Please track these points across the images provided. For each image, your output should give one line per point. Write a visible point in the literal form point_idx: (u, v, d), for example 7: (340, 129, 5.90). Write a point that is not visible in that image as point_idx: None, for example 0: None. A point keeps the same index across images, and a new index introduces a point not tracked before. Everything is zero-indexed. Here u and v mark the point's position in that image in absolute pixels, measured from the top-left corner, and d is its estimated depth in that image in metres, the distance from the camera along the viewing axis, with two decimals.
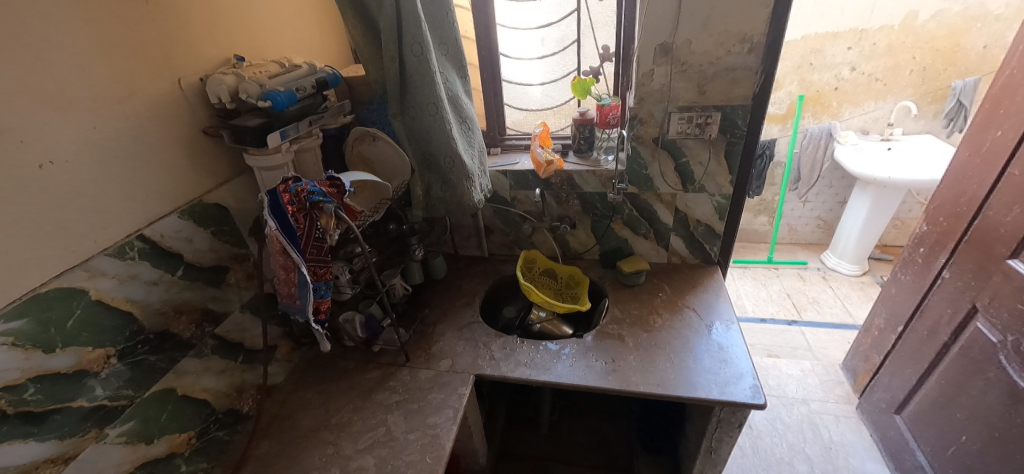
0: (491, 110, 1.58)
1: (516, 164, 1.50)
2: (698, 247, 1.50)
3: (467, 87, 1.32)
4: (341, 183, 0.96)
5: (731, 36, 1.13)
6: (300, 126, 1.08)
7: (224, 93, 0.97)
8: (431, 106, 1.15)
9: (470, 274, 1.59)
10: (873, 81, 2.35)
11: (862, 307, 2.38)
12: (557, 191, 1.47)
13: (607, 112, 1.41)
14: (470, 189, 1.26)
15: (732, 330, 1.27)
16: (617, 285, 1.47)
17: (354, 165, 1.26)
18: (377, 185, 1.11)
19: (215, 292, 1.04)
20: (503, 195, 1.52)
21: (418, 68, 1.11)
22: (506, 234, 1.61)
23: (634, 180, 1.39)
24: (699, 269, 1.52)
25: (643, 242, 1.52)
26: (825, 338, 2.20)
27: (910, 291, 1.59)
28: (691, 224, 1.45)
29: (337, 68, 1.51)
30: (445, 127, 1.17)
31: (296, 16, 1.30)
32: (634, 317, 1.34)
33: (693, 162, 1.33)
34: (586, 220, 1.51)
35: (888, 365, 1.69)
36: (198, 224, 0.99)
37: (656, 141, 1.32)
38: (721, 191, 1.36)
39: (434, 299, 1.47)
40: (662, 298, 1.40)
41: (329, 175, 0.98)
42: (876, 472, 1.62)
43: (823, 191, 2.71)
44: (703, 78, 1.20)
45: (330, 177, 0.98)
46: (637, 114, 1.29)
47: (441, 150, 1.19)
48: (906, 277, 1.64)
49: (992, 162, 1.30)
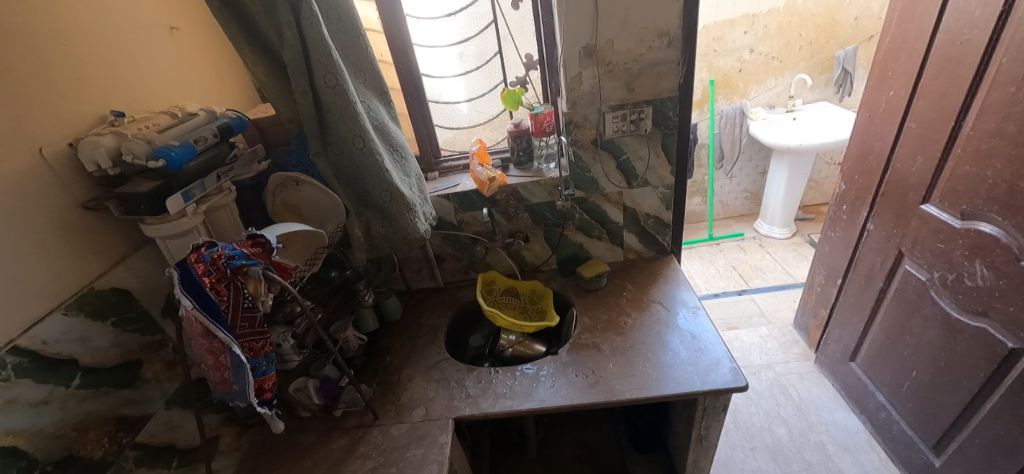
0: (421, 133, 1.50)
1: (457, 185, 1.44)
2: (651, 240, 1.51)
3: (393, 113, 1.24)
4: (266, 240, 0.84)
5: (650, 32, 1.15)
6: (207, 183, 0.94)
7: (103, 158, 0.82)
8: (357, 139, 1.06)
9: (428, 308, 1.49)
10: (770, 59, 2.56)
11: (799, 266, 2.55)
12: (505, 206, 1.42)
13: (542, 121, 1.37)
14: (415, 220, 1.17)
15: (700, 317, 1.28)
16: (581, 292, 1.44)
17: (281, 214, 1.14)
18: (308, 236, 0.99)
19: (129, 393, 0.87)
20: (450, 220, 1.45)
21: (337, 100, 1.02)
22: (458, 259, 1.53)
23: (581, 185, 1.38)
24: (656, 261, 1.53)
25: (598, 244, 1.50)
26: (774, 301, 2.33)
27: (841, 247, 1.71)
28: (641, 219, 1.46)
29: (241, 110, 1.36)
30: (376, 160, 1.08)
31: (183, 61, 1.15)
32: (605, 322, 1.31)
33: (634, 158, 1.34)
34: (539, 231, 1.48)
35: (836, 317, 1.80)
36: (92, 318, 0.82)
37: (595, 142, 1.31)
38: (664, 182, 1.38)
39: (395, 344, 1.36)
40: (628, 297, 1.39)
41: (250, 233, 0.85)
42: (846, 420, 1.71)
43: (746, 165, 2.90)
44: (630, 75, 1.21)
45: (249, 235, 0.84)
46: (572, 118, 1.27)
47: (376, 185, 1.10)
48: (834, 234, 1.77)
49: (889, 120, 1.43)
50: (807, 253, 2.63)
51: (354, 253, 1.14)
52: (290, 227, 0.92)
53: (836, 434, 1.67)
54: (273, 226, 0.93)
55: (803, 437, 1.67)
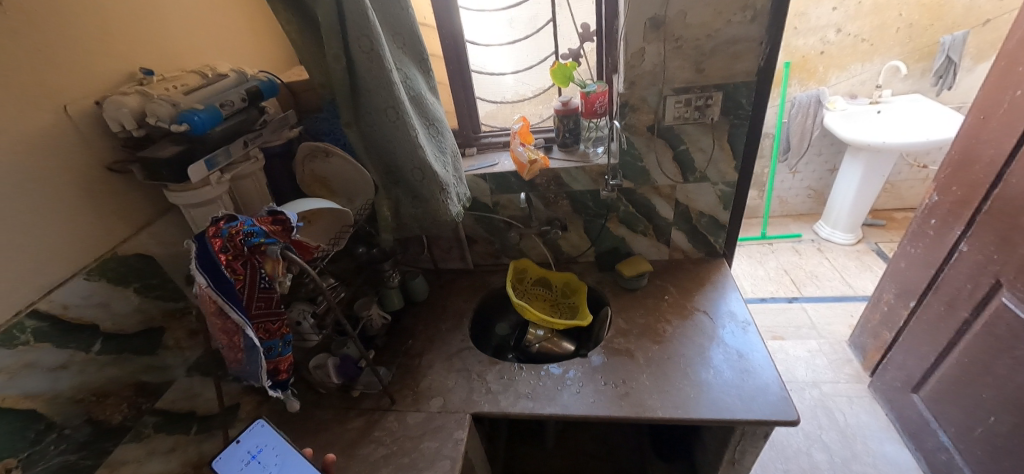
0: (462, 105, 1.39)
1: (495, 165, 1.34)
2: (702, 240, 1.37)
3: (432, 84, 1.15)
4: (286, 218, 0.78)
5: (731, 4, 0.98)
6: (233, 150, 0.89)
7: (126, 119, 0.77)
8: (390, 111, 0.97)
9: (455, 291, 1.43)
10: (859, 42, 2.24)
11: (861, 277, 2.31)
12: (544, 192, 1.32)
13: (594, 100, 1.23)
14: (446, 202, 1.10)
15: (750, 333, 1.15)
16: (618, 290, 1.34)
17: (310, 185, 1.09)
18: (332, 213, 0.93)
19: (150, 359, 0.87)
20: (484, 202, 1.37)
21: (371, 66, 0.93)
22: (490, 242, 1.46)
23: (631, 175, 1.25)
24: (704, 263, 1.39)
25: (642, 240, 1.38)
26: (828, 313, 2.14)
27: (922, 266, 1.50)
28: (693, 217, 1.32)
29: (277, 73, 1.30)
30: (410, 135, 1.00)
31: (217, 16, 1.09)
32: (642, 327, 1.21)
33: (694, 150, 1.19)
34: (578, 221, 1.37)
35: (901, 342, 1.61)
36: (115, 283, 0.81)
37: (651, 129, 1.16)
38: (725, 179, 1.23)
39: (419, 325, 1.32)
40: (669, 302, 1.27)
41: (270, 208, 0.80)
42: (896, 454, 1.56)
43: (813, 160, 2.63)
44: (701, 54, 1.05)
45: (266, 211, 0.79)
46: (628, 100, 1.13)
47: (407, 161, 1.02)
48: (914, 250, 1.56)
49: (1011, 124, 1.20)
50: (872, 263, 2.38)
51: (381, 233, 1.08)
52: (313, 205, 0.87)
53: (883, 468, 1.52)
54: (295, 201, 0.88)
55: (845, 466, 1.54)
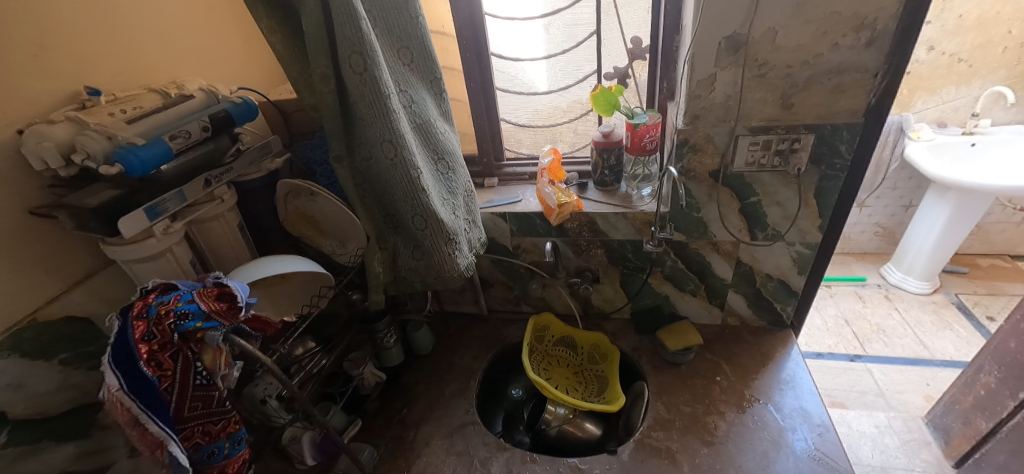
0: (482, 129, 1.18)
1: (518, 202, 1.14)
2: (766, 306, 1.12)
3: (445, 108, 0.95)
4: (231, 290, 0.60)
5: (842, 22, 0.74)
6: (190, 192, 0.72)
7: (49, 156, 0.60)
8: (388, 146, 0.78)
9: (465, 343, 1.24)
10: (956, 62, 1.91)
11: (938, 336, 1.98)
12: (576, 238, 1.11)
13: (645, 133, 0.98)
14: (454, 254, 0.90)
15: (828, 446, 0.89)
16: (658, 363, 1.11)
17: (294, 222, 0.92)
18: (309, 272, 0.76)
19: (80, 444, 0.71)
20: (504, 244, 1.17)
21: (365, 92, 0.74)
22: (508, 287, 1.27)
23: (684, 227, 1.02)
24: (765, 334, 1.15)
25: (690, 301, 1.15)
26: (899, 379, 1.83)
27: None
28: (757, 279, 1.08)
29: (265, 89, 1.13)
30: (411, 177, 0.81)
31: (190, 24, 0.93)
32: (687, 418, 0.98)
33: (768, 203, 0.95)
34: (614, 273, 1.15)
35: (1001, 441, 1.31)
36: (33, 358, 0.64)
37: (715, 176, 0.93)
38: (804, 239, 0.98)
39: (419, 385, 1.14)
40: (721, 387, 1.03)
41: (217, 278, 0.62)
42: None
43: (885, 194, 2.30)
44: (792, 85, 0.81)
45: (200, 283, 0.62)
46: (690, 139, 0.89)
47: (408, 206, 0.83)
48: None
49: None
50: (952, 320, 2.04)
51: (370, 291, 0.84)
52: (283, 269, 0.69)
53: None
54: (255, 262, 0.70)
55: None
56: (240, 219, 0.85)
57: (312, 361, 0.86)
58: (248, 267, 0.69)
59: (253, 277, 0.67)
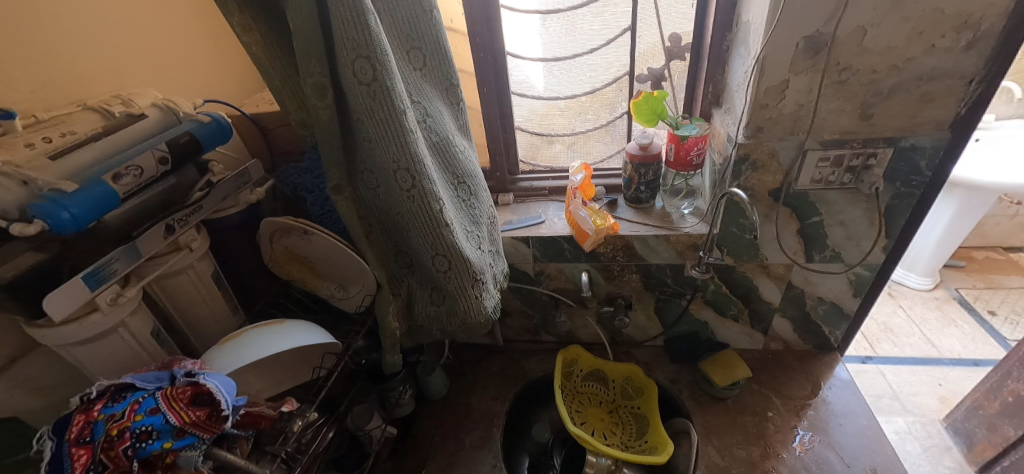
0: (497, 141, 1.03)
1: (541, 223, 1.00)
2: (814, 330, 1.03)
3: (462, 120, 0.80)
4: (211, 392, 0.45)
5: (945, 19, 0.62)
6: (148, 244, 0.55)
7: None
8: (402, 174, 0.63)
9: (481, 382, 1.11)
10: None
11: (944, 334, 1.95)
12: (608, 263, 0.98)
13: (692, 146, 0.87)
14: (481, 296, 0.75)
15: None
16: (701, 398, 1.00)
17: (281, 262, 0.75)
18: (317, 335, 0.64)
19: None
20: (525, 270, 1.04)
21: (374, 107, 0.58)
22: (527, 316, 1.14)
23: (734, 249, 0.91)
24: (811, 359, 1.06)
25: (730, 326, 1.05)
26: (911, 379, 1.76)
27: None
28: (807, 303, 0.98)
29: (236, 96, 0.95)
30: (431, 210, 0.66)
31: (143, 24, 0.74)
32: (743, 465, 0.87)
33: (831, 223, 0.84)
34: (649, 299, 1.04)
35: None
36: None
37: (775, 195, 0.82)
38: (865, 262, 0.88)
39: (435, 436, 1.00)
40: (775, 424, 0.93)
41: (187, 370, 0.47)
42: None
43: None
44: (875, 93, 0.69)
45: (169, 377, 0.47)
46: (751, 154, 0.78)
47: (427, 245, 0.68)
48: None
49: None
50: (956, 316, 2.02)
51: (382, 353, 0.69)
52: (287, 346, 0.57)
53: None
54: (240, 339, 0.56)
55: None
56: (215, 267, 0.70)
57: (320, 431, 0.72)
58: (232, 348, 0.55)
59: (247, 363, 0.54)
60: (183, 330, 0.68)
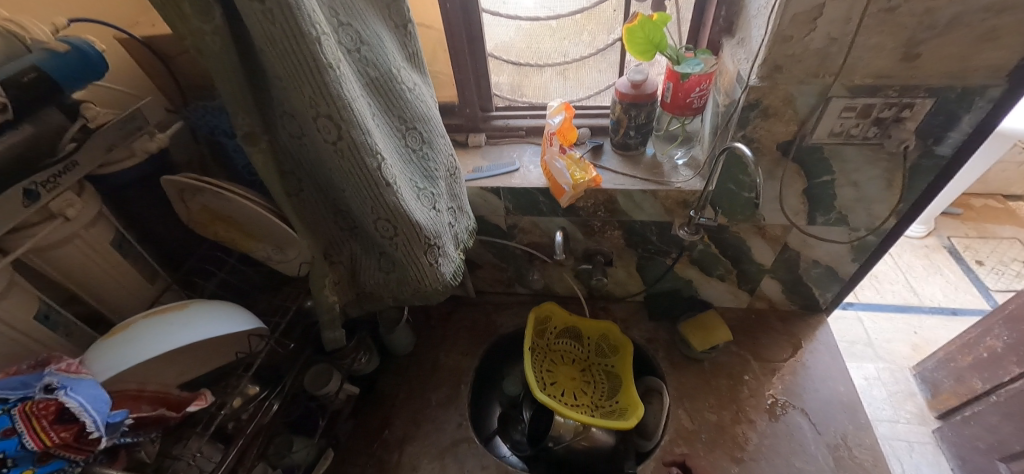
0: (465, 72, 0.87)
1: (514, 171, 0.88)
2: (803, 292, 0.96)
3: (413, 47, 0.64)
4: (74, 412, 0.37)
5: None
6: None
7: None
8: (326, 124, 0.50)
9: (451, 336, 1.07)
10: None
11: (928, 282, 1.90)
12: (588, 219, 0.88)
13: (695, 86, 0.72)
14: (436, 265, 0.67)
15: (867, 463, 0.79)
16: (677, 359, 0.96)
17: (204, 224, 0.64)
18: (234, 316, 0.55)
19: None
20: (497, 223, 0.94)
21: (275, 33, 0.43)
22: (500, 269, 1.06)
23: (728, 208, 0.80)
24: (795, 320, 1.01)
25: (715, 286, 0.98)
26: (887, 326, 1.75)
27: None
28: (800, 266, 0.90)
29: None
30: (368, 169, 0.54)
31: None
32: (713, 429, 0.86)
33: (843, 182, 0.73)
34: (631, 256, 0.95)
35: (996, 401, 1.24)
36: None
37: (783, 149, 0.70)
38: (872, 226, 0.79)
39: (401, 393, 0.98)
40: (750, 388, 0.90)
41: (49, 379, 0.38)
42: None
43: None
44: (928, 26, 0.54)
45: (39, 381, 0.39)
46: (763, 100, 0.64)
47: (367, 209, 0.57)
48: None
49: None
50: (942, 264, 1.97)
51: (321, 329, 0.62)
52: (189, 339, 0.48)
53: None
54: (126, 333, 0.47)
55: None
56: (116, 232, 0.60)
57: (263, 407, 0.68)
58: (115, 345, 0.46)
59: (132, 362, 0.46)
60: (90, 302, 0.59)
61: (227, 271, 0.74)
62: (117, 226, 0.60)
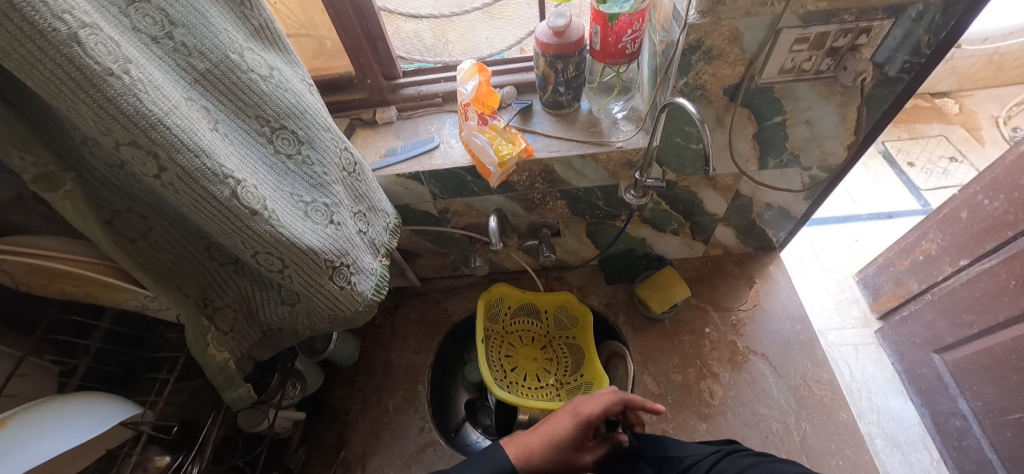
0: (355, 36, 0.70)
1: (434, 148, 0.75)
2: (758, 235, 0.93)
3: (258, 21, 0.49)
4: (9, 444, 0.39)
5: None
6: None
7: None
8: (134, 152, 0.36)
9: (401, 333, 0.98)
10: None
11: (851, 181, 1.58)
12: (527, 192, 0.78)
13: (626, 28, 0.61)
14: (349, 286, 0.56)
15: (825, 397, 0.81)
16: (639, 322, 0.93)
17: (37, 284, 0.46)
18: (83, 416, 0.46)
19: None
20: (426, 210, 0.82)
21: None
22: (440, 254, 0.96)
23: (675, 163, 0.73)
24: (750, 262, 0.99)
25: (670, 240, 0.93)
26: (822, 232, 1.44)
27: (972, 201, 0.92)
28: (754, 210, 0.86)
29: None
30: (220, 200, 0.41)
31: None
32: (681, 387, 0.84)
33: (793, 122, 0.67)
34: (579, 224, 0.87)
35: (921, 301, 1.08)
36: None
37: (730, 93, 0.62)
38: (823, 163, 0.75)
39: (355, 404, 0.90)
40: (712, 340, 0.89)
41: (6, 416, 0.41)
42: (901, 411, 1.10)
43: None
44: None
45: None
46: (706, 39, 0.55)
47: (239, 244, 0.45)
48: (979, 190, 0.90)
49: None
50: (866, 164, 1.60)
51: (220, 389, 0.55)
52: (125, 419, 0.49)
53: (887, 430, 1.06)
54: (71, 404, 0.46)
55: None
56: None
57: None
58: (77, 407, 0.46)
59: (90, 421, 0.46)
60: None
61: (109, 323, 0.59)
62: None
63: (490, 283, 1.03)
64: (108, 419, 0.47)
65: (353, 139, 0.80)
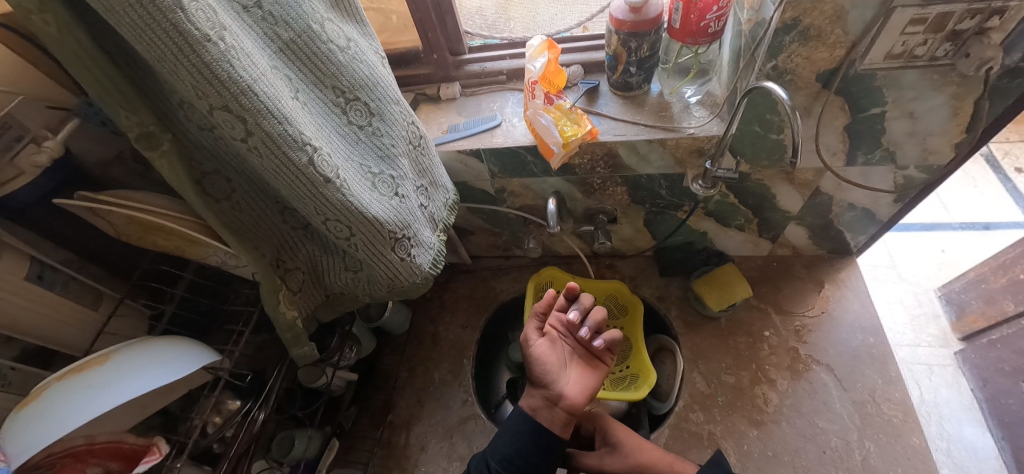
0: (425, 9, 0.69)
1: (495, 126, 0.74)
2: (833, 237, 0.86)
3: None
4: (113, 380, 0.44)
5: None
6: None
7: None
8: (226, 117, 0.38)
9: (449, 308, 1.00)
10: None
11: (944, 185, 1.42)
12: (586, 176, 0.76)
13: (712, 4, 0.57)
14: (408, 258, 0.57)
15: (895, 418, 0.75)
16: (691, 318, 0.89)
17: (137, 235, 0.51)
18: (172, 358, 0.50)
19: None
20: (483, 188, 0.82)
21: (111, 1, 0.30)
22: (492, 233, 0.96)
23: (751, 154, 0.68)
24: (821, 266, 0.91)
25: (733, 236, 0.88)
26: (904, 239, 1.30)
27: None
28: (833, 209, 0.79)
29: None
30: (298, 166, 0.43)
31: None
32: (732, 390, 0.81)
33: (895, 114, 0.60)
34: (637, 212, 0.84)
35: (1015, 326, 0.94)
36: None
37: (824, 80, 0.56)
38: (923, 162, 0.67)
39: (402, 371, 0.94)
40: (770, 345, 0.84)
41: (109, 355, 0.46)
42: (979, 442, 0.99)
43: None
44: None
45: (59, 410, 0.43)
46: (805, 18, 0.49)
47: (311, 209, 0.47)
48: None
49: None
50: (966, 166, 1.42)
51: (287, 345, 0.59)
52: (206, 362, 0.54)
53: (960, 461, 0.97)
54: (162, 346, 0.50)
55: None
56: (33, 260, 0.48)
57: (247, 421, 0.61)
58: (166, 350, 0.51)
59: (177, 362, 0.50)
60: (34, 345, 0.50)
61: (193, 276, 0.65)
62: (36, 250, 0.50)
63: (538, 266, 1.03)
64: (192, 361, 0.51)
65: (417, 114, 0.81)
